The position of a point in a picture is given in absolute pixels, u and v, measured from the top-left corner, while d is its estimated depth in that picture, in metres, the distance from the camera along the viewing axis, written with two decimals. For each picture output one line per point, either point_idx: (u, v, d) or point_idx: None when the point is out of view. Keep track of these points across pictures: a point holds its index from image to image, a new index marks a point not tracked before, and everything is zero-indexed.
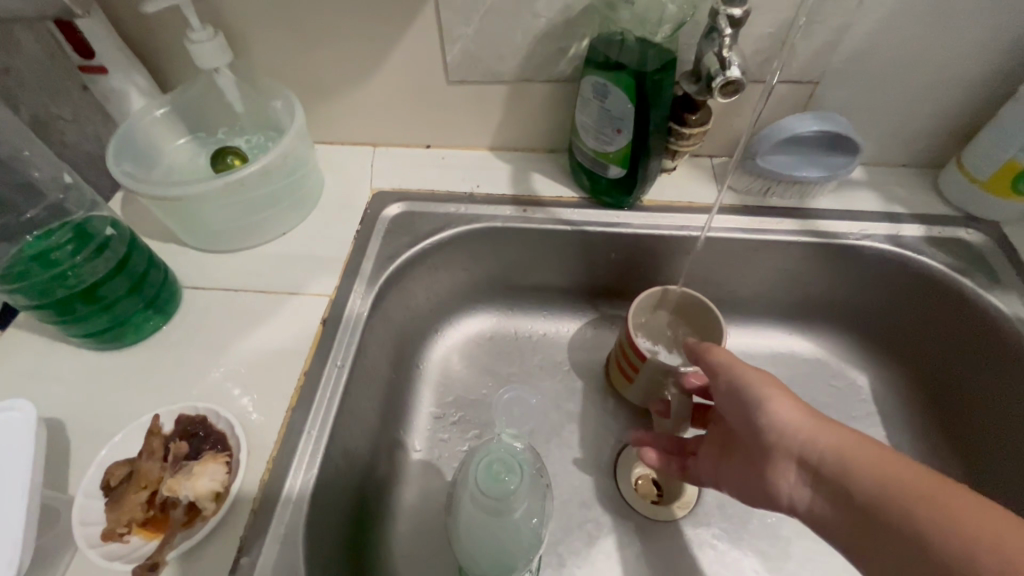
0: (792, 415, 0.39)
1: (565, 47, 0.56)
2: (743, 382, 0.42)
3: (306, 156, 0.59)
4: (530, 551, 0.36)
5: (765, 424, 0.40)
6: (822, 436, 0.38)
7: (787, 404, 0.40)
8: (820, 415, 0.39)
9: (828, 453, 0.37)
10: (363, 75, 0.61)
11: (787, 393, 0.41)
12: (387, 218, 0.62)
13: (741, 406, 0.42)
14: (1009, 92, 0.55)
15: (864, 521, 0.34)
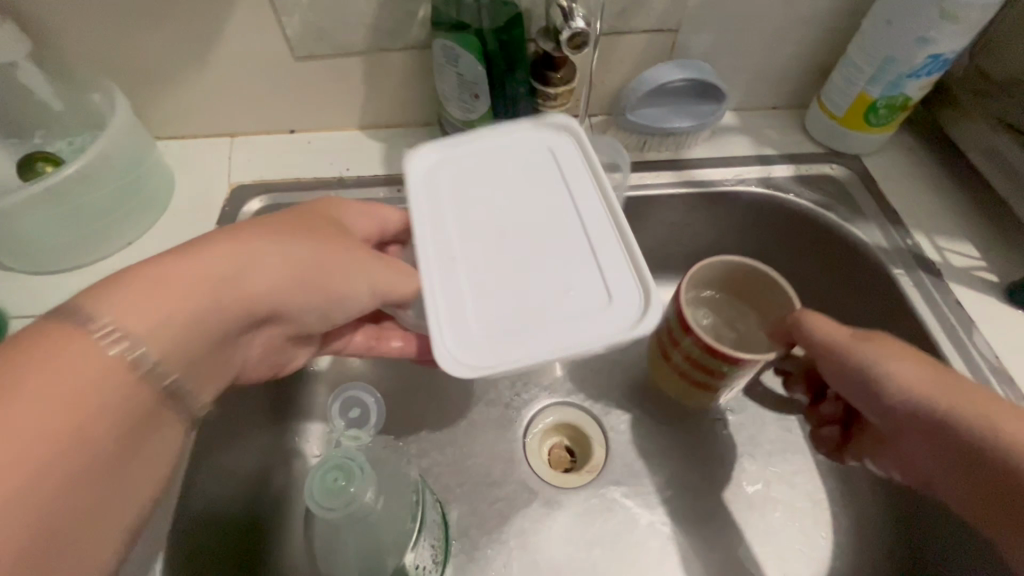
0: (911, 380, 0.40)
1: (414, 10, 0.51)
2: (848, 353, 0.42)
3: (140, 151, 0.53)
4: (408, 530, 0.41)
5: (887, 391, 0.41)
6: (950, 408, 0.39)
7: (935, 376, 0.40)
8: (956, 382, 0.40)
9: (956, 424, 0.38)
10: (197, 57, 0.54)
11: (913, 363, 0.41)
12: (249, 214, 0.57)
13: (850, 376, 0.43)
14: (857, 26, 0.56)
15: (992, 477, 0.37)
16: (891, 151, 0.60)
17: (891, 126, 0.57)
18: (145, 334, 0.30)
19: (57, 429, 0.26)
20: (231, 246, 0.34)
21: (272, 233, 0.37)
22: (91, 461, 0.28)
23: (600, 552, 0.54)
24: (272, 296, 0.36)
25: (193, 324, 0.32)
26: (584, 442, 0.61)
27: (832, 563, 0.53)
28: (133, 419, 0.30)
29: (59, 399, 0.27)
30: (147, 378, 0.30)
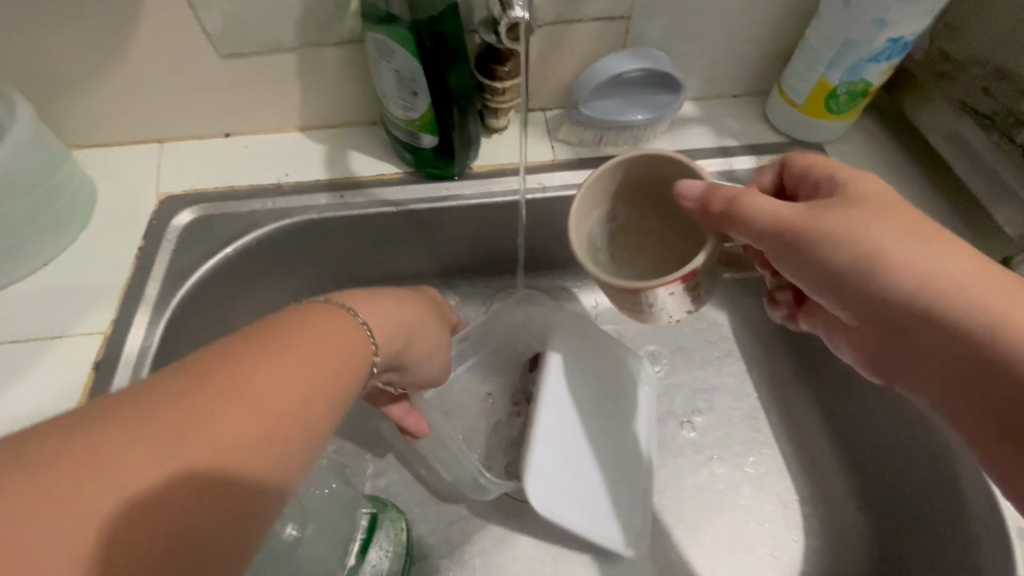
0: (939, 275, 0.29)
1: (345, 1, 0.48)
2: (834, 243, 0.31)
3: (54, 160, 0.49)
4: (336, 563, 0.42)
5: (892, 294, 0.30)
6: (996, 320, 0.27)
7: (940, 251, 0.30)
8: (992, 271, 0.29)
9: (1005, 341, 0.27)
10: (111, 59, 0.50)
11: (912, 233, 0.30)
12: (177, 227, 0.52)
13: (829, 268, 0.32)
14: (815, 9, 0.53)
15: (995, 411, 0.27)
16: (854, 138, 0.58)
17: (853, 113, 0.55)
18: (290, 376, 0.27)
19: (177, 468, 0.23)
20: (356, 301, 0.35)
21: (374, 300, 0.37)
22: (245, 484, 0.25)
23: (566, 568, 0.52)
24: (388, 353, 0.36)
25: (312, 371, 0.28)
26: None
27: (802, 567, 0.51)
28: (276, 458, 0.26)
29: (208, 425, 0.24)
30: (294, 409, 0.27)
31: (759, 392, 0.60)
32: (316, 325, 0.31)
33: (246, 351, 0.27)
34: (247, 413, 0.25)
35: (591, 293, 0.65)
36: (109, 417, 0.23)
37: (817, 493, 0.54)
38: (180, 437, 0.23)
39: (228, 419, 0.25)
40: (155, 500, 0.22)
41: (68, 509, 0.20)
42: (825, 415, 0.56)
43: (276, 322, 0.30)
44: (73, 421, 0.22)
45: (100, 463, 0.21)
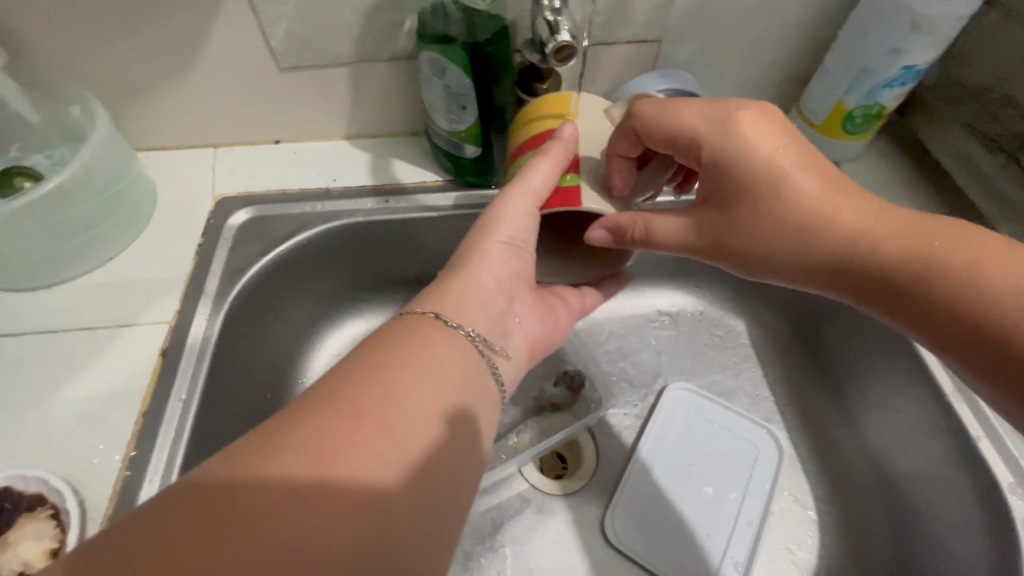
0: (840, 225, 0.36)
1: (399, 22, 0.52)
2: (759, 233, 0.38)
3: (125, 164, 0.53)
4: None
5: (816, 258, 0.37)
6: (894, 250, 0.35)
7: (845, 202, 0.37)
8: (880, 207, 0.37)
9: (895, 268, 0.35)
10: (180, 71, 0.54)
11: (814, 191, 0.37)
12: (233, 226, 0.56)
13: (752, 247, 0.39)
14: (833, 37, 0.57)
15: (901, 309, 0.36)
16: (867, 157, 0.62)
17: (868, 134, 0.58)
18: (446, 394, 0.32)
19: (373, 453, 0.27)
20: (453, 312, 0.38)
21: (470, 282, 0.40)
22: (399, 464, 0.28)
23: (590, 559, 0.54)
24: (490, 322, 0.40)
25: (463, 385, 0.33)
26: (576, 446, 0.61)
27: (819, 563, 0.53)
28: (450, 460, 0.30)
29: (387, 425, 0.28)
30: (452, 422, 0.31)
31: (774, 396, 0.63)
32: (433, 335, 0.35)
33: (401, 361, 0.32)
34: (422, 417, 0.30)
35: (616, 298, 0.68)
36: (317, 413, 0.28)
37: (831, 492, 0.57)
38: (353, 416, 0.28)
39: (407, 417, 0.29)
40: (361, 478, 0.26)
41: (311, 472, 0.26)
42: (839, 418, 0.59)
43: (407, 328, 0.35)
44: (303, 412, 0.28)
45: (320, 441, 0.27)
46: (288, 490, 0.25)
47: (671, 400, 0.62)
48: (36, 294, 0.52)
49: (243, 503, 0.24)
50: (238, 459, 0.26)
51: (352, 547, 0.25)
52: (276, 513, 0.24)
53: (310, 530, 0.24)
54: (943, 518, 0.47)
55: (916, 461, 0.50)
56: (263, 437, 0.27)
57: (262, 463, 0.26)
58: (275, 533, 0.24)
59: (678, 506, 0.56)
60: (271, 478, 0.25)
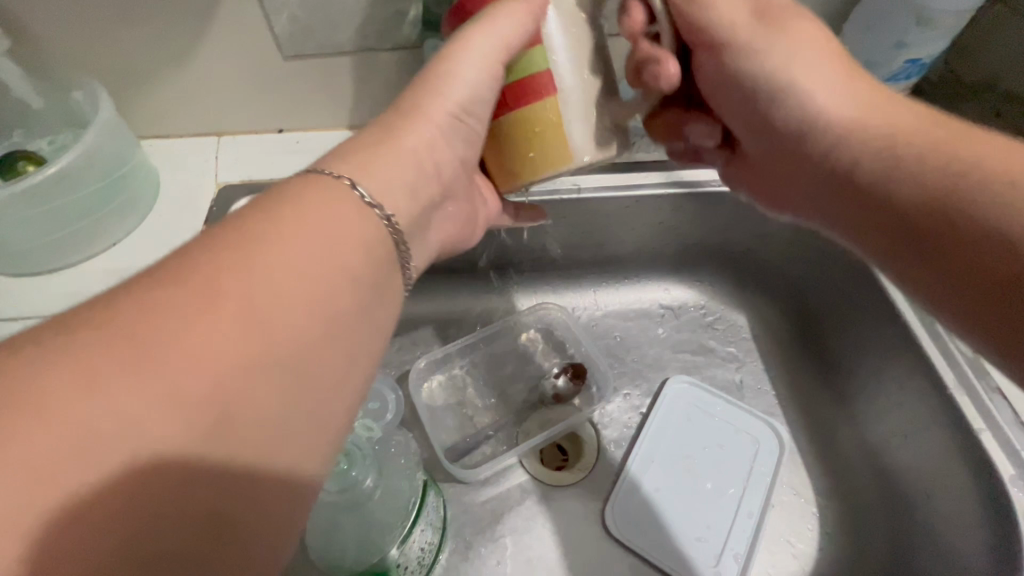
0: (905, 140, 0.34)
1: (404, 11, 0.51)
2: (785, 133, 0.39)
3: (128, 150, 0.53)
4: (395, 518, 0.43)
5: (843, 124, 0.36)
6: (933, 177, 0.33)
7: (889, 109, 0.36)
8: (976, 133, 0.34)
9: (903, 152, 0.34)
10: (184, 58, 0.53)
11: (848, 95, 0.37)
12: None
13: (783, 138, 0.39)
14: None
15: (909, 237, 0.34)
16: None
17: None
18: (331, 277, 0.28)
19: (232, 351, 0.24)
20: (357, 171, 0.32)
21: (396, 148, 0.34)
22: (313, 326, 0.27)
23: (589, 550, 0.55)
24: (410, 201, 0.34)
25: (353, 263, 0.29)
26: (577, 439, 0.61)
27: (816, 555, 0.53)
28: (334, 352, 0.28)
29: (287, 282, 0.26)
30: (337, 310, 0.28)
31: (775, 389, 0.63)
32: (345, 200, 0.30)
33: (272, 232, 0.27)
34: (297, 310, 0.26)
35: (618, 291, 0.68)
36: (168, 295, 0.24)
37: (830, 485, 0.57)
38: (243, 278, 0.25)
39: (278, 313, 0.25)
40: (270, 337, 0.25)
41: (165, 381, 0.22)
42: (839, 411, 0.59)
43: (280, 192, 0.29)
44: (145, 300, 0.24)
45: (206, 307, 0.24)
46: (134, 401, 0.21)
47: (674, 393, 0.62)
48: (38, 279, 0.52)
49: (78, 418, 0.20)
50: (81, 348, 0.22)
51: (218, 450, 0.23)
52: (175, 395, 0.22)
53: (164, 439, 0.22)
54: (944, 510, 0.47)
55: (917, 454, 0.50)
56: (101, 325, 0.23)
57: (98, 362, 0.22)
58: (135, 450, 0.21)
59: (671, 501, 0.56)
60: (116, 386, 0.21)
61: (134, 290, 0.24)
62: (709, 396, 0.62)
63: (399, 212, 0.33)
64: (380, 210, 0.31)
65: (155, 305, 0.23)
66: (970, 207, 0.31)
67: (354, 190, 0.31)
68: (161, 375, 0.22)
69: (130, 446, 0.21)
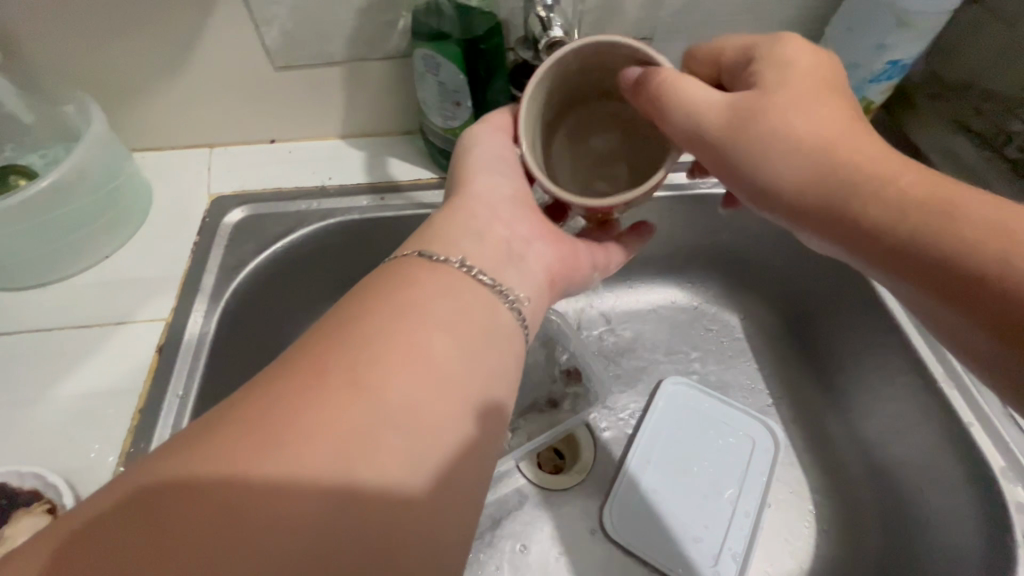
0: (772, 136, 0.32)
1: (393, 21, 0.52)
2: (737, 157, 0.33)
3: (119, 162, 0.53)
4: None
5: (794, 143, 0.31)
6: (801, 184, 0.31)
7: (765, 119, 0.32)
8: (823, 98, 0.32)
9: (847, 169, 0.30)
10: (174, 70, 0.54)
11: (805, 111, 0.31)
12: (229, 225, 0.56)
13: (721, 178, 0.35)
14: (818, 34, 0.58)
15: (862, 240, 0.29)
16: None
17: None
18: (433, 335, 0.29)
19: (348, 410, 0.25)
20: (434, 246, 0.35)
21: (462, 222, 0.38)
22: (435, 382, 0.28)
23: (588, 554, 0.54)
24: (488, 255, 0.36)
25: (451, 316, 0.31)
26: (574, 441, 0.61)
27: (815, 552, 0.54)
28: (447, 401, 0.28)
29: (409, 345, 0.28)
30: (445, 361, 0.29)
31: (769, 388, 0.63)
32: (432, 270, 0.33)
33: (368, 312, 0.30)
34: (404, 368, 0.27)
35: (613, 294, 0.69)
36: (286, 379, 0.26)
37: (827, 483, 0.57)
38: (369, 343, 0.28)
39: (389, 377, 0.27)
40: (398, 394, 0.26)
41: (285, 443, 0.23)
42: (831, 408, 0.60)
43: (376, 282, 0.33)
44: (268, 383, 0.26)
45: (350, 364, 0.27)
46: (264, 464, 0.23)
47: (668, 396, 0.62)
48: (30, 292, 0.51)
49: (197, 478, 0.22)
50: (212, 426, 0.24)
51: (334, 509, 0.23)
52: (295, 444, 0.23)
53: (288, 496, 0.23)
54: (935, 504, 0.47)
55: (909, 448, 0.51)
56: (255, 388, 0.26)
57: (234, 444, 0.23)
58: (268, 502, 0.22)
59: (669, 502, 0.56)
60: (240, 455, 0.23)
61: (262, 378, 0.27)
62: (708, 397, 0.62)
63: (487, 268, 0.35)
64: (446, 258, 0.34)
65: (272, 384, 0.26)
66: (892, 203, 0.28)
67: (422, 257, 0.34)
68: (278, 444, 0.23)
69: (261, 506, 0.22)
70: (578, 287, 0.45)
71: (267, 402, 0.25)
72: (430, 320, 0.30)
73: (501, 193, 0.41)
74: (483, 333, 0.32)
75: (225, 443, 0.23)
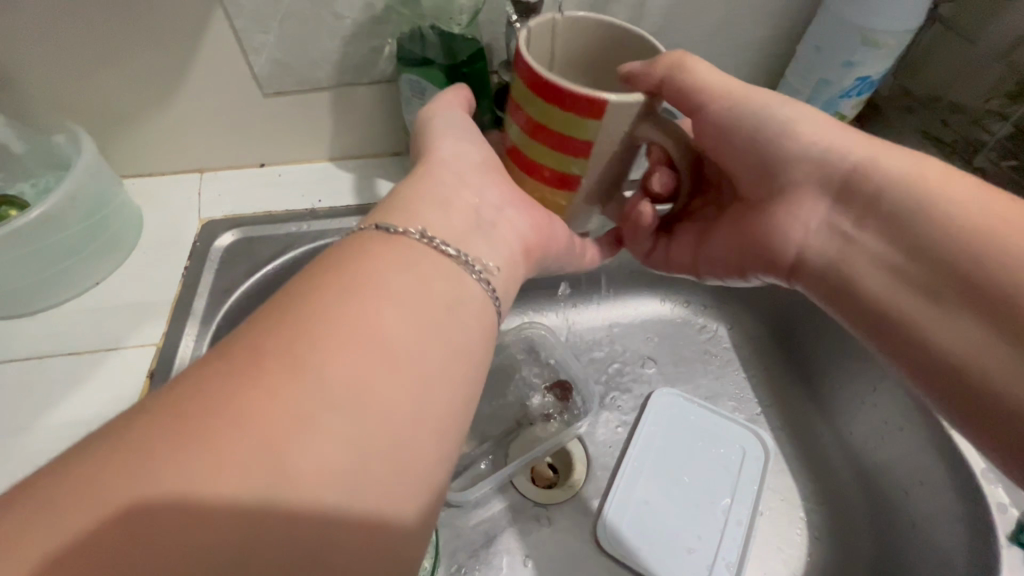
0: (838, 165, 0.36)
1: (379, 47, 0.53)
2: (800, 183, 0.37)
3: (110, 188, 0.54)
4: None
5: (853, 165, 0.35)
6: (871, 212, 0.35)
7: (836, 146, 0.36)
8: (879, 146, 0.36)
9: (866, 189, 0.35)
10: (165, 98, 0.55)
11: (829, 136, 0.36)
12: (219, 248, 0.56)
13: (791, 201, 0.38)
14: (791, 52, 0.60)
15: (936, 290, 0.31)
16: None
17: None
18: (385, 314, 0.28)
19: (285, 405, 0.24)
20: (394, 218, 0.35)
21: (427, 191, 0.37)
22: (389, 370, 0.27)
23: (584, 567, 0.55)
24: (453, 230, 0.36)
25: (407, 296, 0.30)
26: (567, 455, 0.61)
27: (808, 559, 0.54)
28: (400, 387, 0.27)
29: (359, 330, 0.27)
30: (396, 346, 0.28)
31: (758, 396, 0.64)
32: (388, 246, 0.32)
33: (316, 292, 0.28)
34: (354, 353, 0.26)
35: (601, 306, 0.70)
36: (219, 375, 0.25)
37: (817, 490, 0.58)
38: (306, 333, 0.26)
39: (332, 356, 0.26)
40: (345, 386, 0.25)
41: (215, 447, 0.22)
42: (818, 413, 0.61)
43: (325, 262, 0.31)
44: (194, 378, 0.25)
45: (294, 350, 0.26)
46: (180, 471, 0.21)
47: (660, 406, 0.63)
48: (19, 321, 0.52)
49: (113, 501, 0.20)
50: (130, 429, 0.22)
51: (260, 521, 0.22)
52: (229, 451, 0.22)
53: (214, 508, 0.21)
54: (923, 506, 0.48)
55: (895, 452, 0.51)
56: (181, 386, 0.24)
57: (150, 452, 0.22)
58: (201, 516, 0.21)
59: (664, 512, 0.57)
60: (164, 462, 0.21)
61: (189, 375, 0.25)
62: (700, 407, 0.63)
63: (451, 241, 0.35)
64: (411, 231, 0.34)
65: (200, 381, 0.24)
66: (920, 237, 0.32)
67: (381, 230, 0.33)
68: (206, 452, 0.22)
69: (192, 520, 0.21)
70: (559, 263, 0.46)
71: (201, 404, 0.23)
72: (381, 297, 0.29)
73: (468, 160, 0.40)
74: (443, 309, 0.31)
75: (150, 453, 0.22)
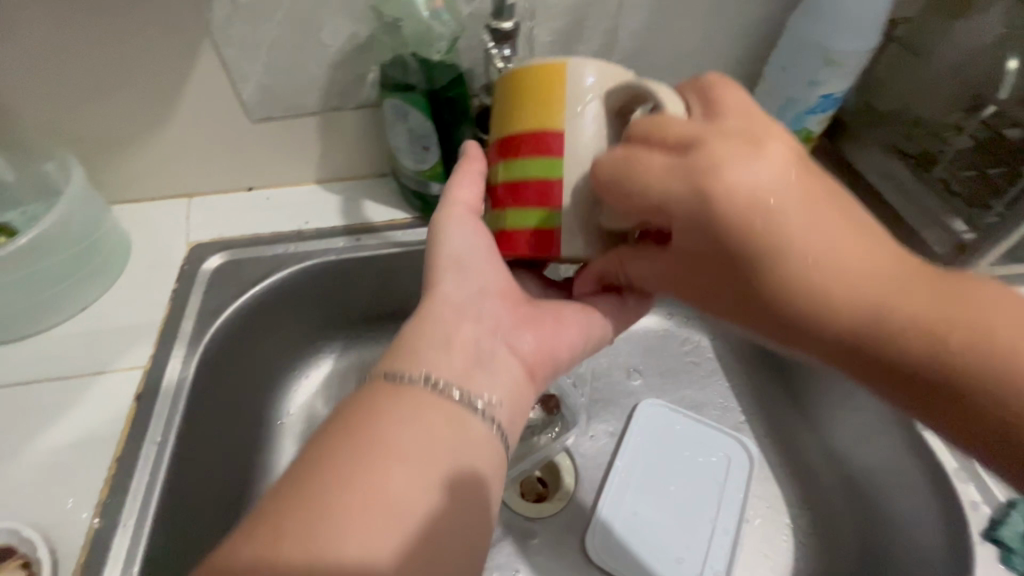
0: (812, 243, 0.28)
1: (364, 73, 0.55)
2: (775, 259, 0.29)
3: (99, 217, 0.55)
4: None
5: (778, 209, 0.28)
6: (862, 316, 0.28)
7: (817, 220, 0.29)
8: (822, 197, 0.29)
9: (840, 283, 0.28)
10: (154, 126, 0.56)
11: (785, 192, 0.28)
12: (207, 271, 0.57)
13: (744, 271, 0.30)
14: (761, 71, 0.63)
15: (898, 387, 0.29)
16: None
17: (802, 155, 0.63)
18: (393, 479, 0.28)
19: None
20: (404, 362, 0.34)
21: (430, 330, 0.36)
22: (399, 541, 0.26)
23: None
24: (456, 368, 0.35)
25: (416, 450, 0.30)
26: (557, 470, 0.62)
27: (793, 565, 0.55)
28: (416, 553, 0.27)
29: (373, 497, 0.27)
30: (408, 511, 0.27)
31: (742, 405, 0.65)
32: (396, 400, 0.32)
33: (329, 458, 0.28)
34: (365, 518, 0.26)
35: None
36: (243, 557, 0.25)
37: (801, 495, 0.58)
38: (315, 502, 0.26)
39: (347, 527, 0.26)
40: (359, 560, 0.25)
41: None
42: (800, 420, 0.62)
43: (342, 416, 0.31)
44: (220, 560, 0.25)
45: (310, 508, 0.26)
46: None
47: (647, 417, 0.64)
48: (6, 347, 0.52)
49: None
50: None
51: None
52: None
53: None
54: (902, 509, 0.49)
55: (874, 456, 0.53)
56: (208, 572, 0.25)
57: None
58: None
59: (654, 524, 0.57)
60: None
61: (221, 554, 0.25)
62: (687, 417, 0.63)
63: (455, 378, 0.34)
64: (420, 376, 0.33)
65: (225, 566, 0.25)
66: (892, 342, 0.28)
67: (388, 380, 0.33)
68: None
69: None
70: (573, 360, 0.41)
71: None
72: (385, 451, 0.29)
73: (479, 269, 0.39)
74: (456, 468, 0.30)
75: None
